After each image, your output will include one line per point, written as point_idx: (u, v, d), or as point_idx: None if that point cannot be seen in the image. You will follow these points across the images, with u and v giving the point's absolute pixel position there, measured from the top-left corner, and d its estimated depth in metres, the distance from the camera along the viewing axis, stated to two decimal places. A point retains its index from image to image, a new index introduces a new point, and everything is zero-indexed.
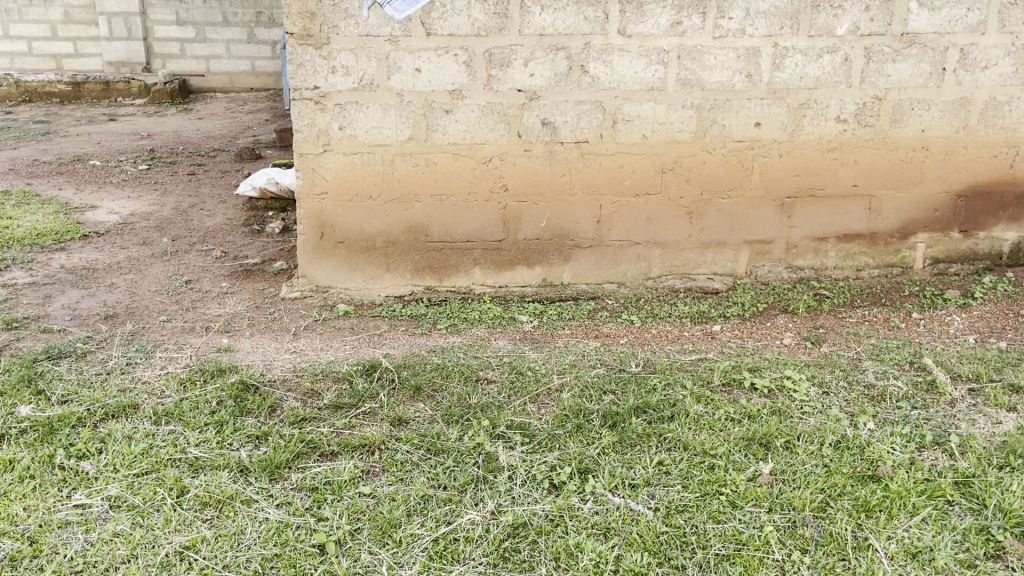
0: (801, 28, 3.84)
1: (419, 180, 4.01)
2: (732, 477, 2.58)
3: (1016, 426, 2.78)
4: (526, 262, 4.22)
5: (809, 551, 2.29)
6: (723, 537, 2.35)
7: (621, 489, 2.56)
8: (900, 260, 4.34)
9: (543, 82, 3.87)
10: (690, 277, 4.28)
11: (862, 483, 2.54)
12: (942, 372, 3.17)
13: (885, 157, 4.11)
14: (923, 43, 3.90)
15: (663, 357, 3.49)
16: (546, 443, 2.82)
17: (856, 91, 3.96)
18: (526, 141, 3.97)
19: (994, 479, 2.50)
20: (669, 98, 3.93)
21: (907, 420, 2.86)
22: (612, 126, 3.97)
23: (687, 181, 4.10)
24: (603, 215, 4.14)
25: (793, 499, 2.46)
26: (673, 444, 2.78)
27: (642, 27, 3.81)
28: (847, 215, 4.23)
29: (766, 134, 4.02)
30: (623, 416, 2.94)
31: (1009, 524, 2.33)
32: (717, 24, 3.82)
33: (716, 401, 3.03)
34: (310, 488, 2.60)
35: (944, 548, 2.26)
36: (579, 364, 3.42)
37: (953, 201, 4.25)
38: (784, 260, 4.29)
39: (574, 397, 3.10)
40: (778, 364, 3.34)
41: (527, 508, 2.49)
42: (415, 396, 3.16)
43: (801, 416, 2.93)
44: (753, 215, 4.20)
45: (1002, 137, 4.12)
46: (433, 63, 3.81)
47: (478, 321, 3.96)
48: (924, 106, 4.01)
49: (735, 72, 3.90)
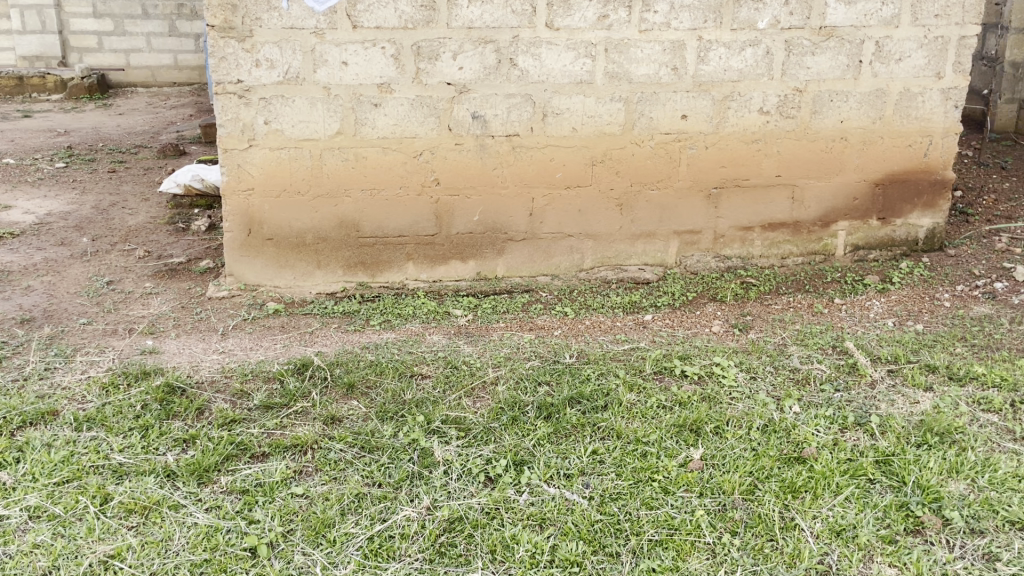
0: (724, 21, 3.92)
1: (349, 175, 3.96)
2: (664, 463, 2.63)
3: (932, 406, 2.89)
4: (459, 256, 4.20)
5: (738, 533, 2.34)
6: (656, 522, 2.38)
7: (556, 479, 2.58)
8: (823, 247, 4.46)
9: (472, 75, 3.86)
10: (622, 268, 4.33)
11: (788, 465, 2.61)
12: (863, 355, 3.28)
13: (806, 148, 4.23)
14: (840, 36, 4.02)
15: (597, 347, 3.52)
16: (481, 436, 2.82)
17: (777, 84, 4.07)
18: (457, 135, 3.95)
19: (913, 457, 2.59)
20: (598, 92, 3.97)
21: (831, 402, 2.95)
22: (542, 119, 3.98)
23: (617, 173, 4.14)
24: (536, 208, 4.15)
25: (723, 482, 2.52)
26: (606, 433, 2.81)
27: (569, 20, 3.83)
28: (771, 205, 4.33)
29: (693, 126, 4.10)
30: (558, 406, 2.96)
31: (927, 500, 2.41)
32: (643, 18, 3.87)
33: (647, 389, 3.08)
34: (240, 491, 2.55)
35: (866, 526, 2.34)
36: (513, 357, 3.42)
37: (872, 189, 4.38)
38: (713, 250, 4.37)
39: (509, 389, 3.11)
40: (708, 351, 3.41)
41: (463, 502, 2.49)
42: (348, 393, 3.12)
43: (729, 401, 3.00)
44: (681, 206, 4.26)
45: (917, 126, 4.27)
46: (360, 56, 3.77)
47: (412, 316, 3.93)
48: (842, 97, 4.14)
49: (661, 65, 3.96)
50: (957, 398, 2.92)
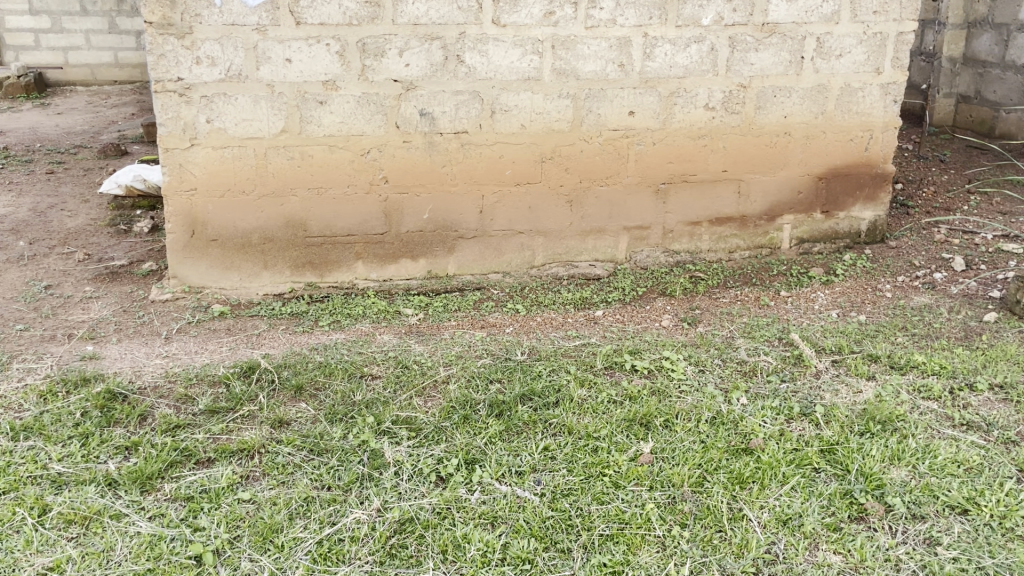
0: (669, 18, 3.96)
1: (295, 174, 3.90)
2: (614, 458, 2.64)
3: (875, 394, 2.95)
4: (409, 255, 4.16)
5: (688, 525, 2.36)
6: (606, 517, 2.39)
7: (508, 477, 2.57)
8: (769, 241, 4.53)
9: (419, 72, 3.83)
10: (573, 264, 4.34)
11: (736, 456, 2.64)
12: (808, 346, 3.33)
13: (751, 143, 4.29)
14: (782, 32, 4.09)
15: (548, 344, 3.52)
16: (432, 436, 2.79)
17: (722, 80, 4.12)
18: (404, 133, 3.92)
19: (856, 445, 2.64)
20: (545, 88, 3.97)
21: (777, 393, 3.00)
22: (491, 116, 3.97)
23: (566, 169, 4.15)
24: (485, 205, 4.14)
25: (673, 475, 2.54)
26: (558, 429, 2.82)
27: (515, 16, 3.83)
28: (718, 199, 4.38)
29: (640, 122, 4.12)
30: (509, 404, 2.95)
31: (870, 487, 2.46)
32: (589, 14, 3.88)
33: (598, 384, 3.09)
34: (185, 498, 2.50)
35: (812, 514, 2.37)
36: (465, 355, 3.40)
37: (816, 183, 4.46)
38: (661, 245, 4.41)
39: (460, 388, 3.09)
40: (658, 346, 3.44)
41: (413, 503, 2.46)
42: (296, 396, 3.08)
43: (678, 394, 3.02)
44: (630, 202, 4.29)
45: (858, 120, 4.36)
46: (304, 53, 3.71)
47: (362, 316, 3.89)
48: (785, 93, 4.21)
49: (607, 62, 3.98)
50: (898, 387, 2.99)
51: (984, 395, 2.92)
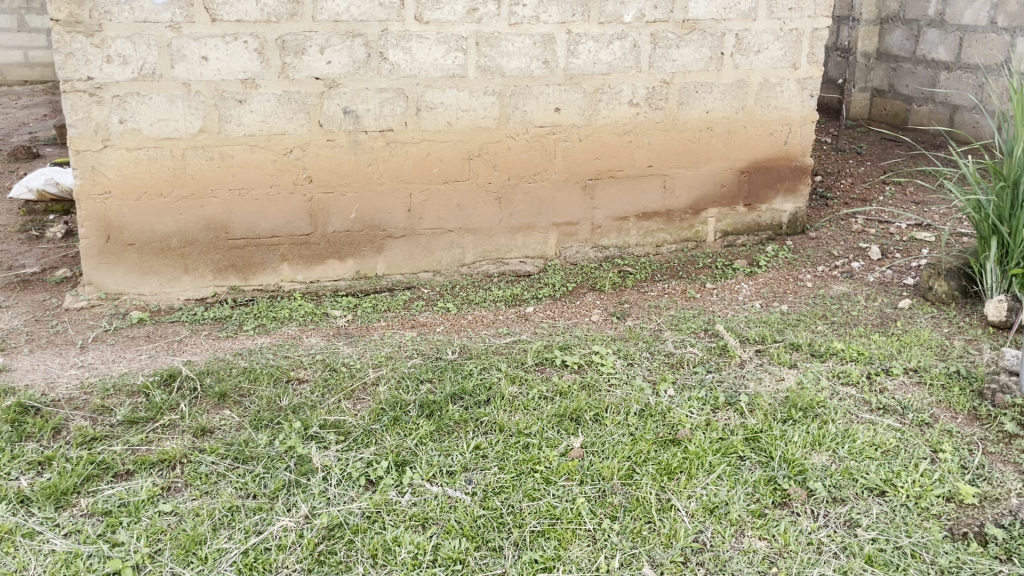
0: (592, 15, 4.00)
1: (215, 175, 3.80)
2: (545, 454, 2.65)
3: (796, 381, 3.02)
4: (337, 255, 4.07)
5: (618, 518, 2.38)
6: (538, 513, 2.40)
7: (439, 477, 2.55)
8: (695, 234, 4.59)
9: (341, 69, 3.77)
10: (504, 262, 4.32)
11: (664, 447, 2.68)
12: (733, 337, 3.40)
13: (675, 138, 4.35)
14: (702, 29, 4.17)
15: (479, 342, 3.51)
16: (361, 439, 2.75)
17: (645, 76, 4.17)
18: (328, 131, 3.85)
19: (779, 433, 2.70)
20: (470, 86, 3.95)
21: (703, 384, 3.05)
22: (416, 113, 3.93)
23: (494, 167, 4.13)
24: (414, 204, 4.08)
25: (602, 469, 2.55)
26: (489, 427, 2.81)
27: (438, 13, 3.80)
28: (645, 194, 4.43)
29: (566, 119, 4.14)
30: (439, 404, 2.93)
31: (793, 473, 2.52)
32: (512, 11, 3.89)
33: (529, 380, 3.09)
34: (103, 513, 2.41)
35: (737, 501, 2.42)
36: (395, 355, 3.36)
37: (739, 177, 4.54)
38: (591, 241, 4.42)
39: (390, 389, 3.04)
40: (587, 341, 3.46)
41: (342, 508, 2.42)
42: (220, 403, 3.00)
43: (608, 388, 3.05)
44: (559, 198, 4.29)
45: (776, 115, 4.46)
46: (221, 51, 3.62)
47: (288, 320, 3.81)
48: (706, 88, 4.29)
49: (532, 59, 3.99)
50: (818, 374, 3.07)
51: (899, 379, 3.02)
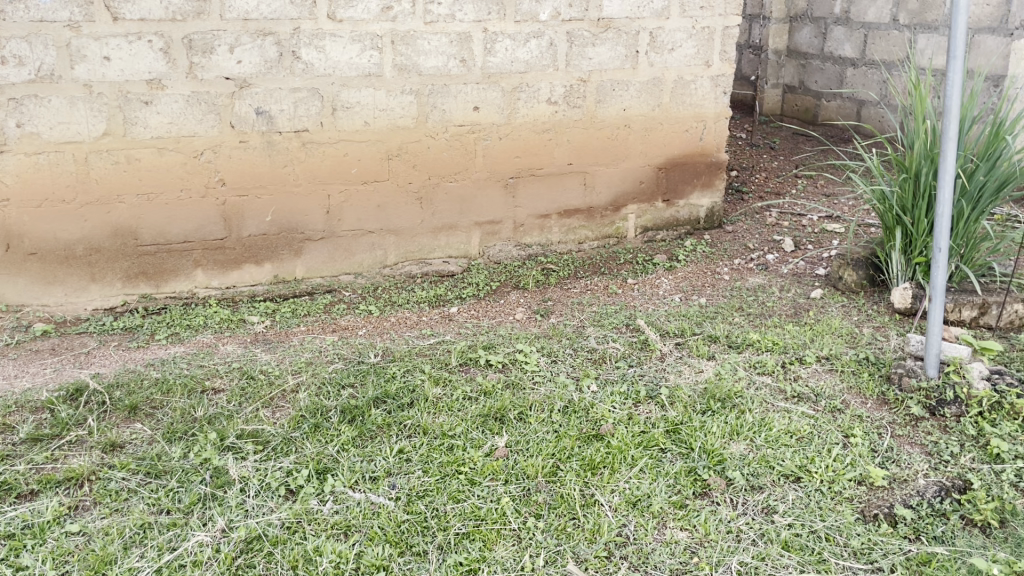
0: (507, 13, 4.00)
1: (122, 179, 3.66)
2: (470, 455, 2.63)
3: (714, 372, 3.08)
4: (253, 260, 3.97)
5: (543, 516, 2.38)
6: (462, 515, 2.37)
7: (362, 483, 2.51)
8: (616, 231, 4.64)
9: (252, 69, 3.68)
10: (426, 262, 4.27)
11: (588, 443, 2.69)
12: (653, 331, 3.45)
13: (593, 135, 4.39)
14: (617, 27, 4.21)
15: (402, 344, 3.46)
16: (281, 448, 2.68)
17: (562, 74, 4.20)
18: (240, 132, 3.75)
19: (699, 424, 2.75)
20: (387, 85, 3.90)
21: (625, 378, 3.08)
22: (332, 113, 3.85)
23: (413, 167, 4.09)
24: (332, 205, 4.01)
25: (527, 467, 2.55)
26: (413, 430, 2.77)
27: (352, 11, 3.74)
28: (566, 191, 4.45)
29: (485, 118, 4.13)
30: (361, 408, 2.87)
31: (712, 463, 2.57)
32: (427, 10, 3.85)
33: (453, 381, 3.07)
34: (4, 537, 2.29)
35: (659, 494, 2.45)
36: (315, 360, 3.28)
37: (657, 173, 4.61)
38: (513, 239, 4.42)
39: (310, 396, 2.97)
40: (511, 339, 3.45)
41: (261, 519, 2.36)
42: (131, 416, 2.89)
43: (532, 386, 3.05)
44: (480, 197, 4.28)
45: (691, 112, 4.54)
46: (124, 50, 3.49)
47: (203, 328, 3.70)
48: (622, 86, 4.34)
49: (449, 57, 3.96)
50: (735, 364, 3.14)
51: (812, 367, 3.11)
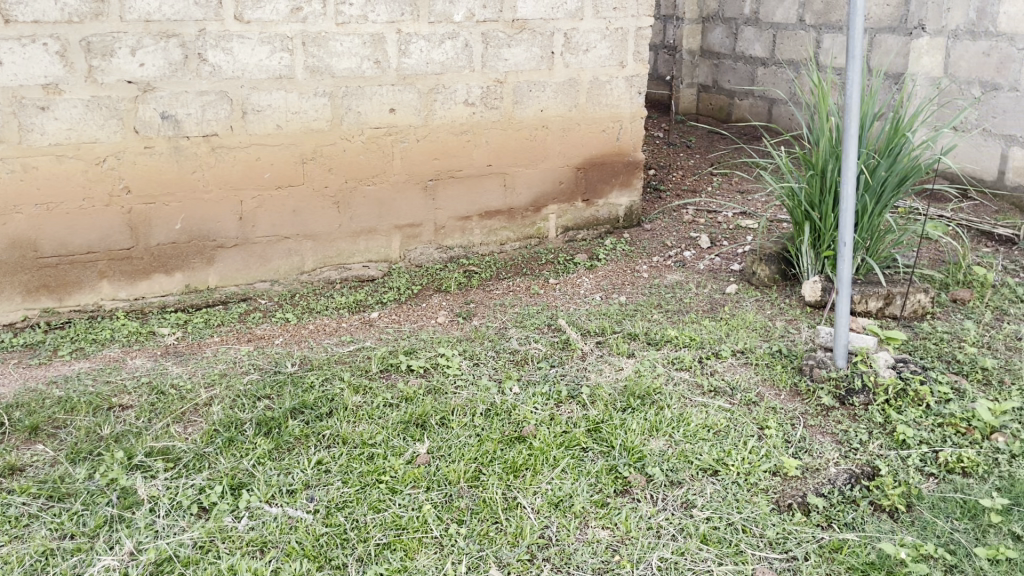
0: (421, 14, 3.96)
1: (18, 189, 3.48)
2: (390, 463, 2.58)
3: (634, 370, 3.11)
4: (163, 269, 3.83)
5: (465, 521, 2.35)
6: (383, 525, 2.33)
7: (279, 497, 2.44)
8: (537, 231, 4.65)
9: (156, 72, 3.55)
10: (345, 267, 4.20)
11: (510, 445, 2.68)
12: (574, 331, 3.47)
13: (512, 137, 4.38)
14: (531, 28, 4.22)
15: (320, 352, 3.38)
16: (193, 464, 2.59)
17: (478, 75, 4.18)
18: (145, 138, 3.61)
19: (619, 422, 2.77)
20: (299, 87, 3.82)
21: (547, 379, 3.09)
22: (242, 117, 3.75)
23: (329, 170, 4.01)
24: (245, 211, 3.90)
25: (449, 473, 2.52)
26: (332, 441, 2.71)
27: (260, 12, 3.65)
28: (486, 193, 4.43)
29: (401, 120, 4.08)
30: (278, 420, 2.80)
31: (633, 460, 2.59)
32: (338, 11, 3.79)
33: (373, 389, 3.01)
34: None
35: (581, 493, 2.45)
36: (230, 372, 3.18)
37: (575, 173, 4.63)
38: (434, 242, 4.38)
39: (224, 409, 2.88)
40: (433, 343, 3.42)
41: (172, 540, 2.27)
42: (32, 438, 2.74)
43: (454, 390, 3.02)
44: (399, 200, 4.23)
45: (607, 112, 4.59)
46: (16, 54, 3.32)
47: (110, 342, 3.55)
48: (539, 87, 4.35)
49: (362, 59, 3.90)
50: (654, 361, 3.18)
51: (728, 361, 3.18)
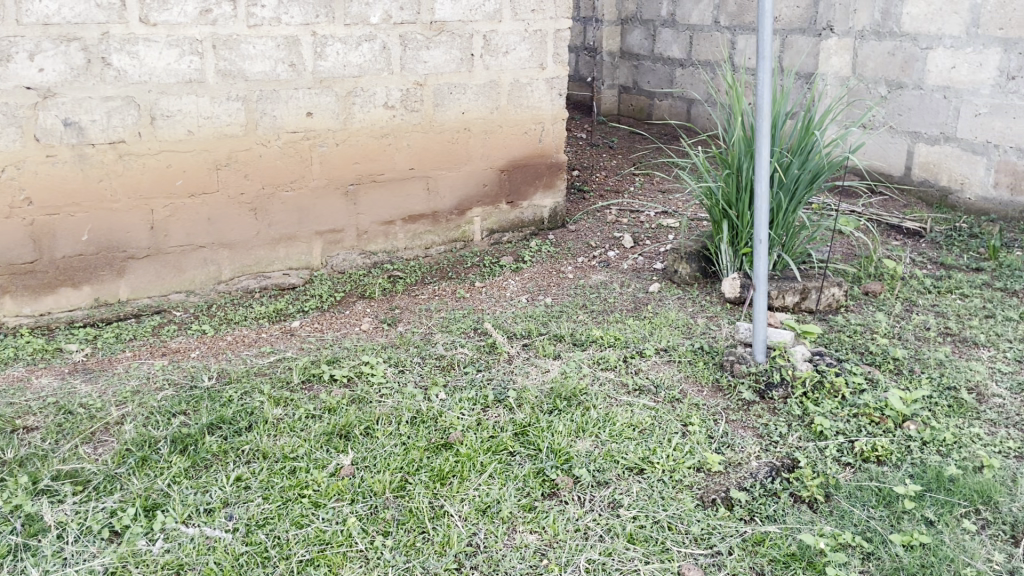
0: (336, 16, 3.89)
1: None
2: (313, 476, 2.52)
3: (561, 371, 3.11)
4: (69, 283, 3.66)
5: (390, 533, 2.31)
6: (306, 541, 2.27)
7: (196, 517, 2.35)
8: (462, 234, 4.62)
9: (56, 77, 3.39)
10: (265, 276, 4.09)
11: (437, 453, 2.65)
12: (500, 334, 3.45)
13: (433, 140, 4.35)
14: (450, 31, 4.20)
15: (239, 364, 3.28)
16: (104, 486, 2.48)
17: (398, 78, 4.13)
18: (46, 146, 3.44)
19: (546, 424, 2.77)
20: (210, 91, 3.70)
21: (473, 384, 3.06)
22: (151, 123, 3.61)
23: (245, 176, 3.90)
24: (157, 221, 3.76)
25: (373, 485, 2.47)
26: (251, 456, 2.63)
27: (166, 14, 3.52)
28: (409, 197, 4.38)
29: (319, 123, 4.00)
30: (194, 437, 2.70)
31: (560, 462, 2.58)
32: (250, 12, 3.69)
33: (295, 400, 2.93)
34: None
35: (509, 498, 2.44)
36: (142, 389, 3.06)
37: (498, 175, 4.62)
38: (357, 247, 4.31)
39: (136, 427, 2.76)
40: (357, 351, 3.35)
41: (81, 567, 2.16)
42: None
43: (379, 399, 2.97)
44: (319, 206, 4.14)
45: (529, 114, 4.59)
46: None
47: (13, 360, 3.36)
48: (460, 89, 4.32)
49: (276, 62, 3.81)
50: (580, 362, 3.18)
51: (651, 359, 3.21)
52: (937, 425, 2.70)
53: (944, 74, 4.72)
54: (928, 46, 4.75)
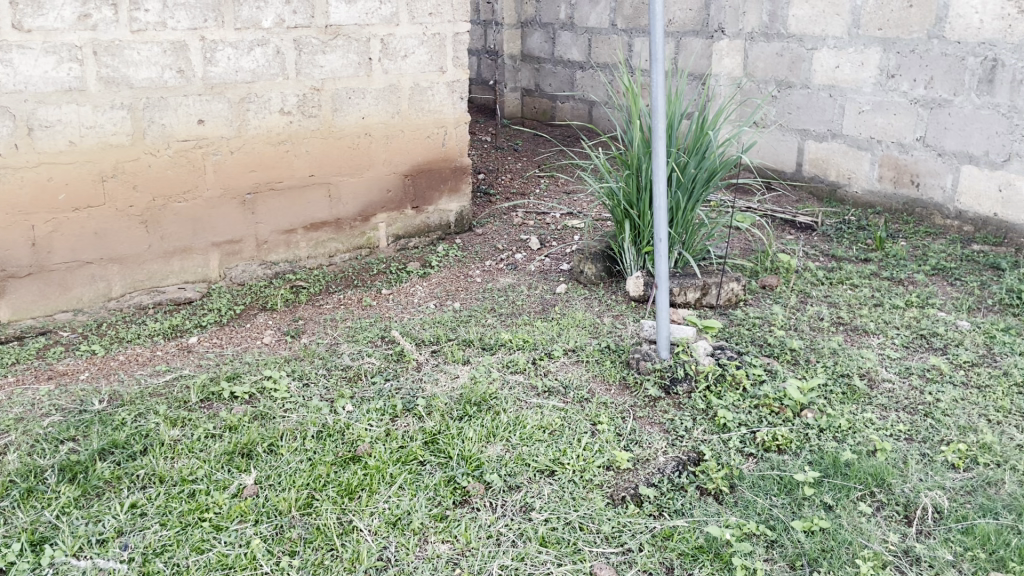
0: (226, 20, 3.76)
1: None
2: (214, 499, 2.42)
3: (470, 377, 3.08)
4: None
5: (297, 552, 2.24)
6: (207, 567, 2.18)
7: (88, 549, 2.22)
8: (366, 241, 4.55)
9: None
10: (159, 290, 3.93)
11: (345, 466, 2.58)
12: (408, 342, 3.40)
13: (333, 146, 4.26)
14: (346, 34, 4.12)
15: (133, 385, 3.13)
16: None
17: (293, 83, 4.03)
18: None
19: (456, 431, 2.74)
20: (93, 100, 3.52)
21: (381, 394, 3.00)
22: (28, 134, 3.40)
23: (133, 187, 3.73)
24: (38, 237, 3.55)
25: (278, 503, 2.39)
26: (147, 480, 2.50)
27: (41, 20, 3.31)
28: (310, 205, 4.29)
29: (212, 131, 3.86)
30: (85, 464, 2.55)
31: (471, 469, 2.56)
32: (133, 17, 3.52)
33: (193, 420, 2.81)
34: None
35: (419, 509, 2.39)
36: (27, 416, 2.87)
37: (402, 181, 4.57)
38: (256, 257, 4.20)
39: (20, 457, 2.59)
40: (259, 366, 3.24)
41: None
42: None
43: (283, 414, 2.87)
44: (215, 216, 4.01)
45: (431, 118, 4.55)
46: None
47: None
48: (359, 94, 4.25)
49: (163, 68, 3.66)
50: (489, 366, 3.16)
51: (560, 360, 3.22)
52: (833, 412, 2.80)
53: (829, 74, 4.92)
54: (813, 47, 4.95)
